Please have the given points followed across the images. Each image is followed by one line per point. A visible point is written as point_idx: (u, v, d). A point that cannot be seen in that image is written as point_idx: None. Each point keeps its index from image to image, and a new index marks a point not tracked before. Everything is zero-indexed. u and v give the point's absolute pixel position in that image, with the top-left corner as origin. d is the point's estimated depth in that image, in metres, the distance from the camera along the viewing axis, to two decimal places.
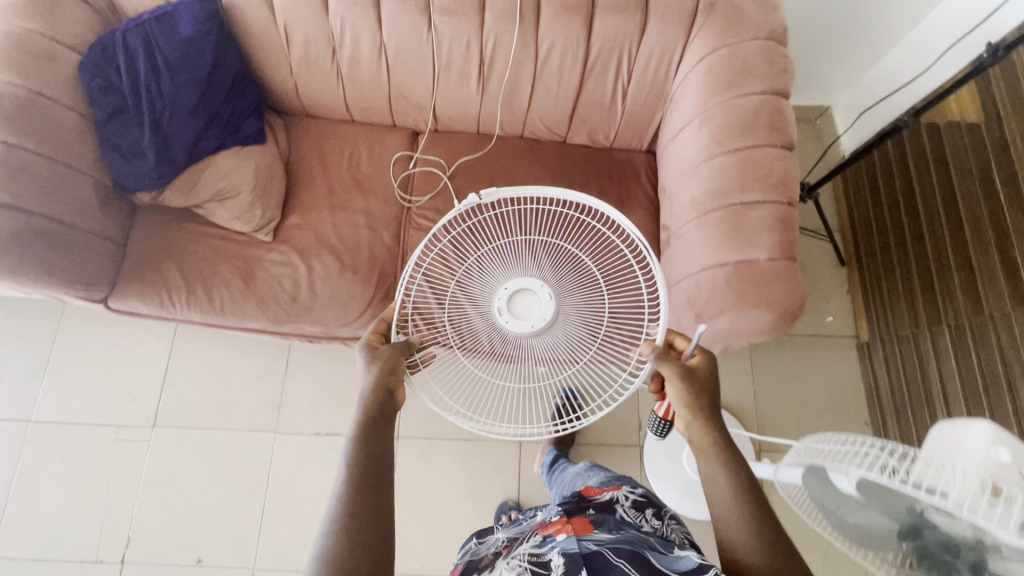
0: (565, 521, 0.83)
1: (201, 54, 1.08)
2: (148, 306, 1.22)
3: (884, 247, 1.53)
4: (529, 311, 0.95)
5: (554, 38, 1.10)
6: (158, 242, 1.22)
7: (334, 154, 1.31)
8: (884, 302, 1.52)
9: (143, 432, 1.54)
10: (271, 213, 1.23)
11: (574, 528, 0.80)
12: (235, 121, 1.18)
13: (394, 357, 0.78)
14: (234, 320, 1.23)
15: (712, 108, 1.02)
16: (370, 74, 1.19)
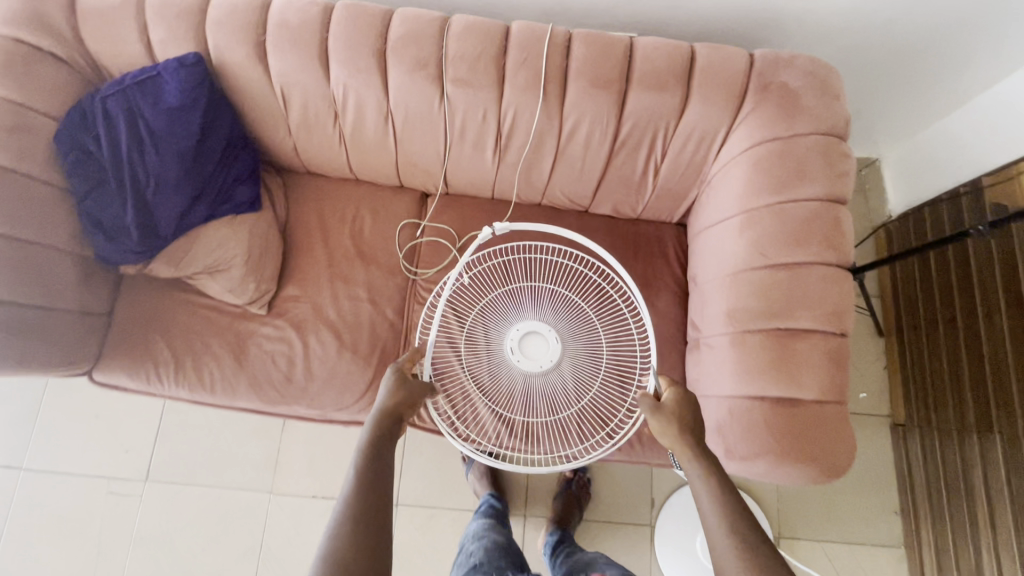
0: None
1: (188, 124, 0.98)
2: (134, 380, 1.14)
3: (928, 327, 1.40)
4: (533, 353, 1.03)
5: (581, 114, 0.98)
6: (145, 313, 1.14)
7: (336, 218, 1.20)
8: (925, 387, 1.40)
9: (135, 485, 1.48)
10: (265, 285, 1.14)
11: None
12: (227, 190, 1.08)
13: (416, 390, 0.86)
14: (224, 398, 1.15)
15: (760, 210, 0.90)
16: (375, 141, 1.08)
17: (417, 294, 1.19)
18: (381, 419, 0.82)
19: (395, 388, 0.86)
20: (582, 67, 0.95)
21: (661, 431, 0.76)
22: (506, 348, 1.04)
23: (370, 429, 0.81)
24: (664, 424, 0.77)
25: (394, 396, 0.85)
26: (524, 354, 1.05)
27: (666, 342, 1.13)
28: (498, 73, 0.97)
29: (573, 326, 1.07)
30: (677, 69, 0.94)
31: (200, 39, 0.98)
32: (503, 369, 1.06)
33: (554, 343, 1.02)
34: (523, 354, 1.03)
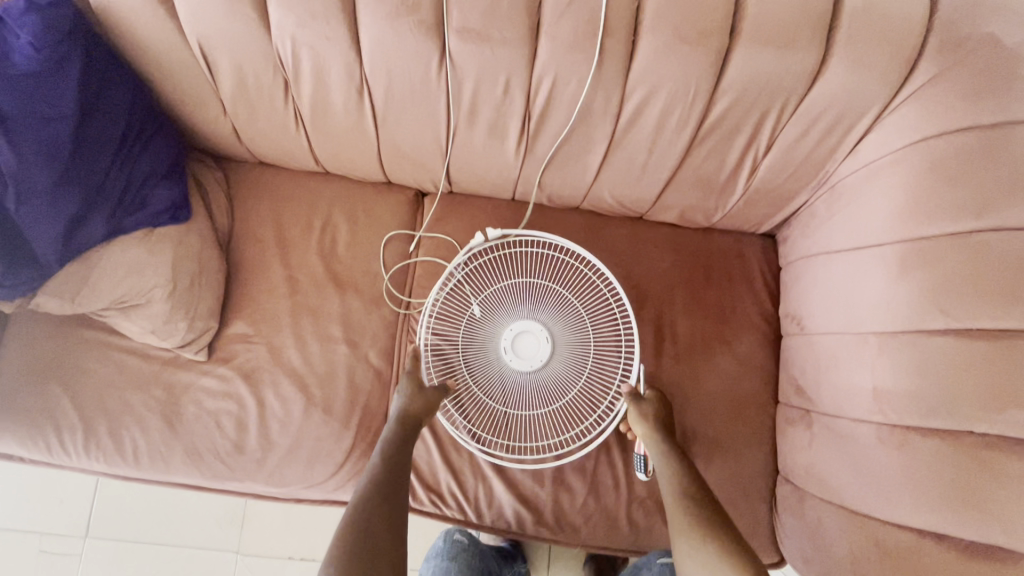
0: None
1: (61, 99, 0.65)
2: (30, 451, 0.84)
3: None
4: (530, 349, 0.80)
5: (654, 85, 0.64)
6: (40, 361, 0.84)
7: (299, 229, 0.89)
8: None
9: (73, 544, 1.21)
10: (202, 324, 0.83)
11: None
12: (136, 192, 0.76)
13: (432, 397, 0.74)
14: (154, 472, 0.86)
15: (938, 239, 0.58)
16: (347, 122, 0.75)
17: (412, 332, 0.89)
18: (400, 424, 0.71)
19: (412, 397, 0.73)
20: (660, 12, 0.61)
21: (635, 423, 0.71)
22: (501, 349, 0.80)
23: (390, 434, 0.71)
24: (643, 417, 0.71)
25: (412, 403, 0.73)
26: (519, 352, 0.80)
27: (750, 403, 0.82)
28: (530, 19, 0.63)
29: (562, 309, 0.82)
30: (812, 14, 0.60)
31: None
32: (494, 376, 0.81)
33: (546, 333, 0.80)
34: (518, 351, 0.80)
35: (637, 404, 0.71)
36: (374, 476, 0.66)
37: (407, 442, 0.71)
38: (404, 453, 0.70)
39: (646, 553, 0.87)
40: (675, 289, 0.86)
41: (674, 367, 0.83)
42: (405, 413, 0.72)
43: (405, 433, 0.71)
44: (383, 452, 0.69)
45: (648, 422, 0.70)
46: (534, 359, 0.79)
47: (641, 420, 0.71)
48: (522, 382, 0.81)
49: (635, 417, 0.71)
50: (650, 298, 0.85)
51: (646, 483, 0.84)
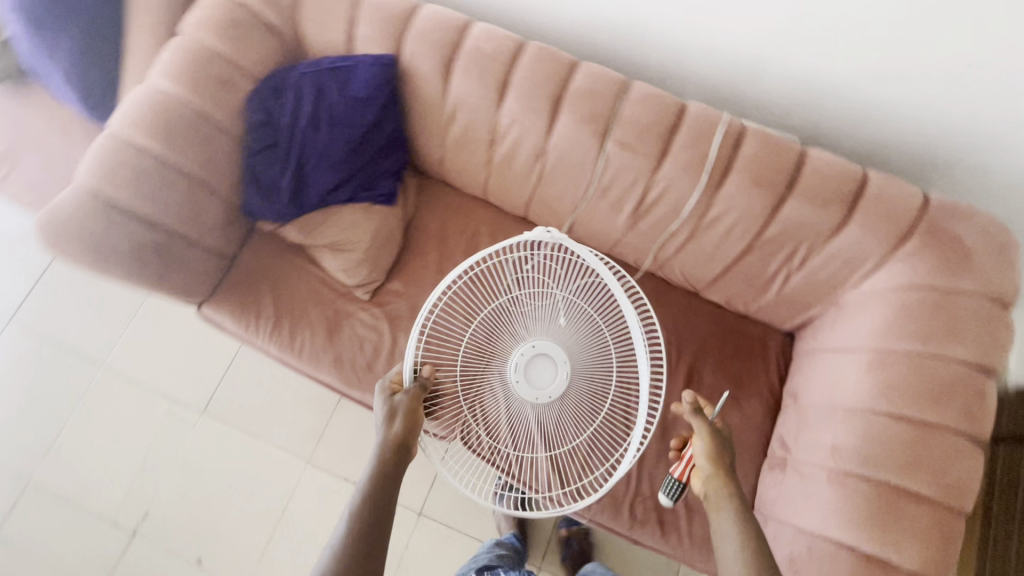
0: None
1: (365, 115, 1.06)
2: (235, 324, 1.20)
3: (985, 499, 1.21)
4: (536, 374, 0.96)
5: (731, 206, 0.98)
6: (263, 268, 1.21)
7: (456, 232, 1.25)
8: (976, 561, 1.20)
9: (192, 414, 1.56)
10: (376, 275, 1.19)
11: None
12: (373, 179, 1.15)
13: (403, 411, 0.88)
14: (307, 366, 1.19)
15: (896, 353, 0.86)
16: (520, 173, 1.12)
17: None
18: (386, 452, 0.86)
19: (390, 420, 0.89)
20: (747, 163, 0.96)
21: (707, 453, 0.81)
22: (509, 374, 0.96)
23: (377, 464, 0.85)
24: (715, 450, 0.81)
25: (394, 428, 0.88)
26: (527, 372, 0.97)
27: (742, 449, 1.09)
28: (662, 146, 0.99)
29: (572, 330, 0.99)
30: (843, 190, 0.93)
31: (397, 45, 1.06)
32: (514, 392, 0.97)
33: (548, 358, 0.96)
34: (527, 379, 0.97)
35: (713, 438, 0.81)
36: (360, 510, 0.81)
37: (393, 466, 0.85)
38: (387, 486, 0.83)
39: (635, 542, 1.11)
40: (708, 351, 1.15)
41: None
42: (389, 440, 0.86)
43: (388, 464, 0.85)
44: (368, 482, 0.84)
45: (717, 456, 0.80)
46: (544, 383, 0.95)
47: (713, 453, 0.80)
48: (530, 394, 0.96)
49: (707, 448, 0.81)
50: (689, 351, 1.15)
51: (650, 485, 1.11)
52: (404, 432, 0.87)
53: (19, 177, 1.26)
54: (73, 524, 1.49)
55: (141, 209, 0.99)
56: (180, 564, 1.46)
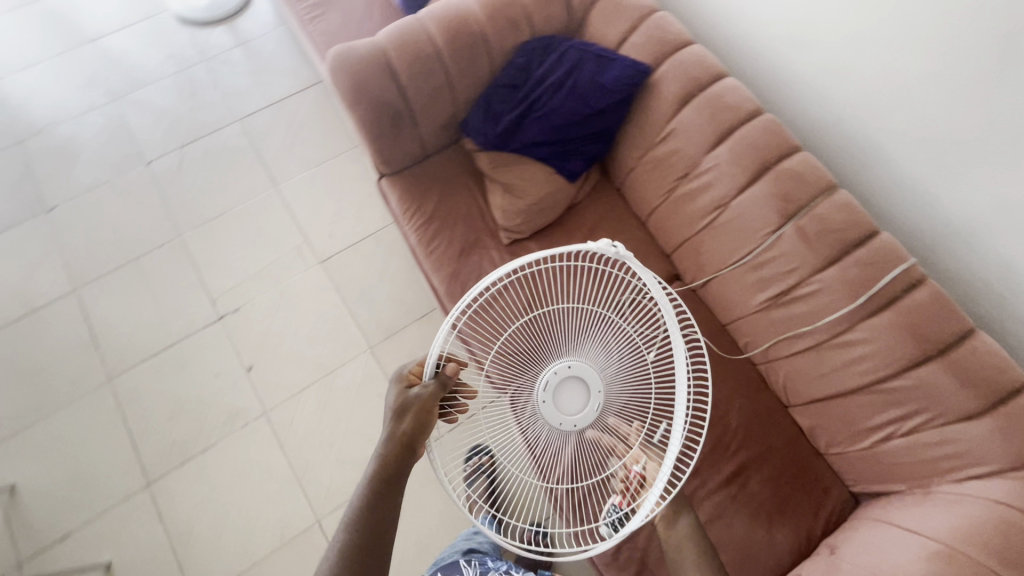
0: None
1: (598, 101, 1.21)
2: (397, 203, 1.38)
3: None
4: (569, 399, 0.95)
5: (871, 338, 1.00)
6: (443, 175, 1.39)
7: (604, 234, 1.34)
8: None
9: (313, 258, 1.79)
10: (524, 228, 1.31)
11: None
12: (570, 153, 1.28)
13: (418, 400, 0.84)
14: (428, 266, 1.34)
15: (967, 557, 0.82)
16: (692, 213, 1.21)
17: None
18: (394, 454, 0.81)
19: (400, 418, 0.83)
20: (908, 309, 0.97)
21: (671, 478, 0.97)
22: (541, 387, 0.95)
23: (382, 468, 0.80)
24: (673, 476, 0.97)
25: (407, 420, 0.82)
26: (557, 395, 0.96)
27: (752, 565, 1.05)
28: (836, 254, 1.04)
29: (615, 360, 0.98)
30: (991, 381, 0.92)
31: (655, 64, 1.21)
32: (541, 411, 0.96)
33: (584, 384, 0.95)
34: (553, 404, 0.95)
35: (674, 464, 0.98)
36: (360, 510, 0.77)
37: (396, 467, 0.80)
38: (394, 479, 0.80)
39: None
40: (768, 461, 1.13)
41: (727, 499, 1.10)
42: (395, 439, 0.81)
43: (396, 468, 0.80)
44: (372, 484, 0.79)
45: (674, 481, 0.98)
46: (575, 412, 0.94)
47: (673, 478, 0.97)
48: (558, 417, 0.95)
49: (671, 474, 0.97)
50: (750, 451, 1.14)
51: (648, 540, 1.10)
52: (416, 428, 0.82)
53: (321, 23, 1.58)
54: (186, 283, 1.76)
55: (402, 81, 1.20)
56: (234, 361, 1.66)
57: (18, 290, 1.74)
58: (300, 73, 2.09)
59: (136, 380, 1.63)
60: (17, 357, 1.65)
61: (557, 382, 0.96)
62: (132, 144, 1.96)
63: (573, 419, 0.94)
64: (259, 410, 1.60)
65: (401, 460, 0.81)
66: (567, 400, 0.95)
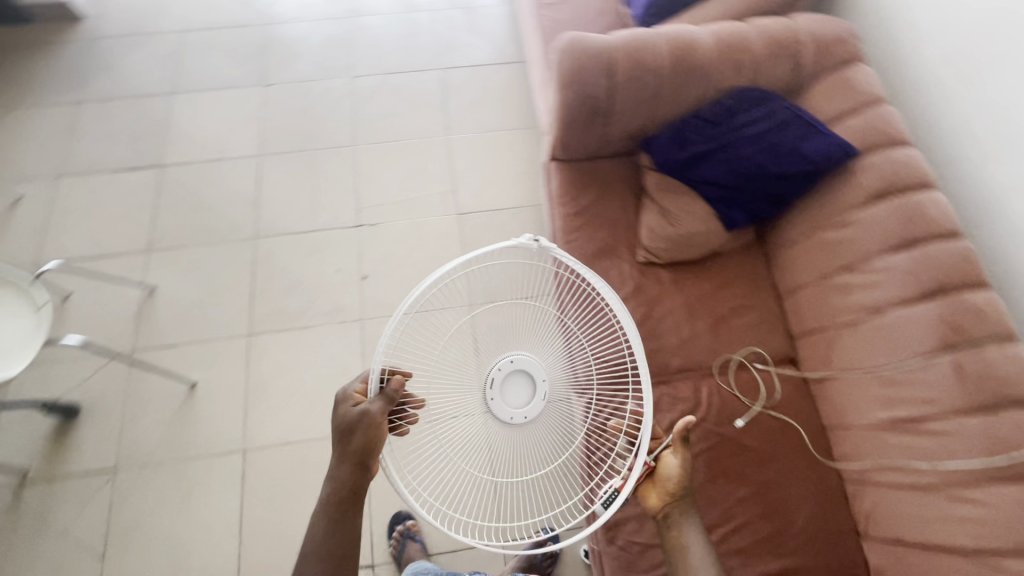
0: None
1: (790, 165, 1.22)
2: (557, 187, 1.45)
3: None
4: (520, 397, 1.04)
5: (995, 504, 0.92)
6: (608, 178, 1.44)
7: (739, 290, 1.34)
8: None
9: (454, 207, 1.92)
10: (664, 255, 1.34)
11: None
12: (739, 203, 1.29)
13: (366, 416, 0.88)
14: (561, 253, 1.40)
15: None
16: (841, 305, 1.18)
17: (696, 382, 1.25)
18: (351, 472, 0.87)
19: (346, 438, 0.88)
20: None
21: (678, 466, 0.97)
22: (489, 385, 1.04)
23: (340, 487, 0.88)
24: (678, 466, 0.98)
25: (359, 438, 0.87)
26: (506, 394, 1.04)
27: None
28: (990, 406, 0.96)
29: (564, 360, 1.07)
30: None
31: (864, 151, 1.19)
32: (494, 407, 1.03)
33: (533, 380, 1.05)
34: (502, 399, 1.04)
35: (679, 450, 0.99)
36: (321, 521, 0.86)
37: (353, 484, 0.88)
38: (355, 490, 0.88)
39: None
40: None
41: None
42: (348, 456, 0.87)
43: (356, 482, 0.88)
44: (332, 501, 0.87)
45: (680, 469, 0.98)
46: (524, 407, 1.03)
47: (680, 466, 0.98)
48: (509, 411, 1.03)
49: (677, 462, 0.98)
50: (804, 556, 1.09)
51: None
52: (367, 445, 0.87)
53: (554, 9, 1.70)
54: (342, 184, 1.94)
55: (615, 82, 1.26)
56: (353, 265, 1.82)
57: (218, 139, 2.02)
58: (506, 49, 2.26)
59: (275, 247, 1.84)
60: (196, 191, 1.93)
61: (504, 382, 1.05)
62: (348, 57, 2.22)
63: (526, 412, 1.02)
64: (358, 315, 1.75)
65: (362, 473, 0.88)
66: (518, 399, 1.04)
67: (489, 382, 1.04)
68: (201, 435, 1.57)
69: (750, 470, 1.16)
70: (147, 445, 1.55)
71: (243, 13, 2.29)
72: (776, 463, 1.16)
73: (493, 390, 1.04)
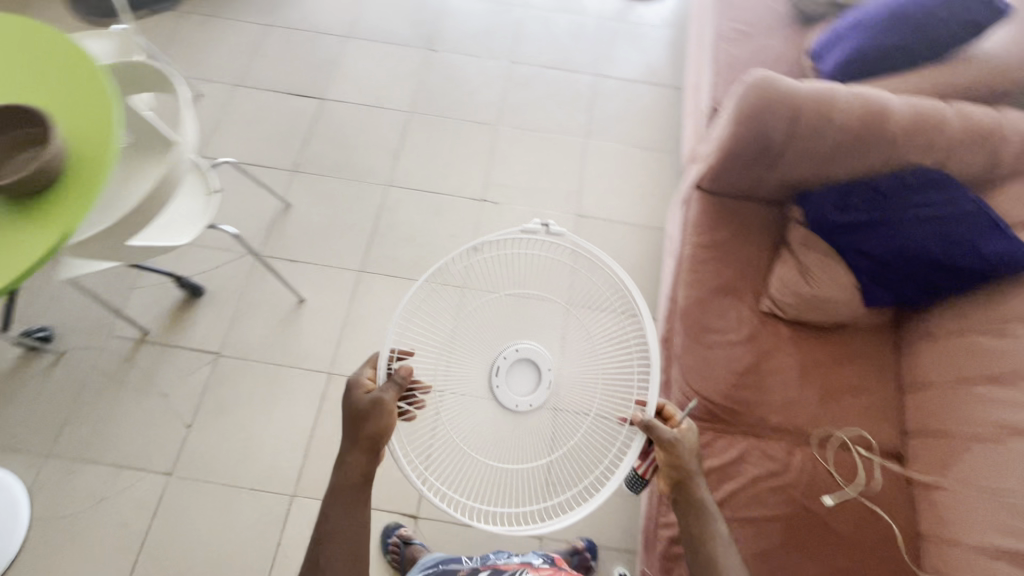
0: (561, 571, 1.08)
1: (957, 258, 1.16)
2: (696, 216, 1.46)
3: None
4: (524, 388, 1.12)
5: None
6: (749, 220, 1.43)
7: (859, 369, 1.29)
8: None
9: (575, 208, 1.96)
10: (790, 311, 1.31)
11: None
12: (887, 281, 1.24)
13: (375, 406, 0.97)
14: (683, 279, 1.40)
15: None
16: (975, 416, 1.12)
17: (793, 447, 1.22)
18: (362, 457, 0.96)
19: (356, 426, 0.97)
20: None
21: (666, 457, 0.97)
22: (494, 372, 1.12)
23: (352, 471, 0.96)
24: (669, 456, 0.98)
25: (370, 426, 0.96)
26: (508, 385, 1.12)
27: None
28: None
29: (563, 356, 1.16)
30: None
31: None
32: (496, 391, 1.12)
33: (535, 373, 1.13)
34: (507, 385, 1.12)
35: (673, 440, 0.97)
36: (332, 502, 0.95)
37: (363, 471, 0.96)
38: (367, 476, 0.97)
39: None
40: None
41: None
42: (356, 445, 0.96)
43: (366, 469, 0.96)
44: (343, 487, 0.95)
45: (670, 460, 0.98)
46: (527, 396, 1.10)
47: (670, 457, 0.97)
48: (511, 397, 1.11)
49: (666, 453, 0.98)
50: None
51: None
52: (376, 432, 0.96)
53: (734, 45, 1.71)
54: (478, 158, 2.02)
55: (792, 128, 1.25)
56: (469, 236, 1.89)
57: (377, 88, 2.16)
58: (661, 72, 2.28)
59: (402, 199, 1.94)
60: (347, 129, 2.07)
61: (508, 373, 1.13)
62: (511, 43, 2.31)
63: (532, 401, 1.10)
64: None
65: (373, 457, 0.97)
66: (520, 391, 1.12)
67: (494, 370, 1.13)
68: (297, 349, 1.68)
69: (829, 551, 1.12)
70: (250, 343, 1.68)
71: None
72: (858, 552, 1.12)
73: (496, 379, 1.12)
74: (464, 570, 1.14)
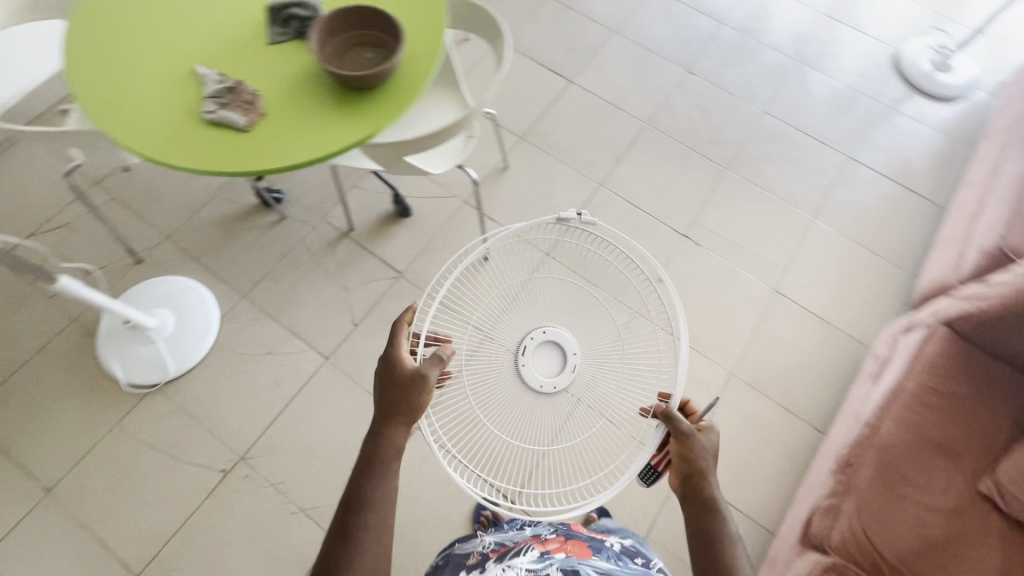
0: (565, 544, 1.03)
1: None
2: (932, 353, 1.32)
3: None
4: (548, 370, 1.18)
5: None
6: (996, 386, 1.27)
7: None
8: None
9: (773, 281, 1.84)
10: (1012, 504, 1.13)
11: (575, 551, 1.00)
12: None
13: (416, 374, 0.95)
14: (892, 412, 1.28)
15: None
16: None
17: None
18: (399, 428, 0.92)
19: (393, 397, 0.94)
20: None
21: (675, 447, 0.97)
22: (522, 351, 1.20)
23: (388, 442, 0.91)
24: (678, 448, 0.96)
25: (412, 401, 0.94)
26: (533, 364, 1.19)
27: None
28: None
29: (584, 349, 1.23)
30: None
31: None
32: (525, 369, 1.19)
33: (559, 358, 1.19)
34: (532, 365, 1.19)
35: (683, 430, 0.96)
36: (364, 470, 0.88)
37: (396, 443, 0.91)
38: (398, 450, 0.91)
39: None
40: None
41: None
42: (394, 416, 0.92)
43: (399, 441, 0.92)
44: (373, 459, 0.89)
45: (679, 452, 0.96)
46: (552, 378, 1.17)
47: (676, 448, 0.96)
48: (537, 377, 1.18)
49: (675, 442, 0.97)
50: None
51: None
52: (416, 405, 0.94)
53: None
54: (693, 192, 1.97)
55: None
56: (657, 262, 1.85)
57: (622, 88, 2.16)
58: (920, 179, 2.05)
59: (608, 204, 1.93)
60: (580, 117, 2.09)
61: (534, 353, 1.20)
62: (770, 93, 2.20)
63: (556, 384, 1.16)
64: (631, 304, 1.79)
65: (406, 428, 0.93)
66: (544, 374, 1.18)
67: (524, 348, 1.20)
68: None
69: None
70: (428, 275, 1.78)
71: (710, 4, 2.38)
72: None
73: (522, 358, 1.19)
74: (477, 552, 1.07)
